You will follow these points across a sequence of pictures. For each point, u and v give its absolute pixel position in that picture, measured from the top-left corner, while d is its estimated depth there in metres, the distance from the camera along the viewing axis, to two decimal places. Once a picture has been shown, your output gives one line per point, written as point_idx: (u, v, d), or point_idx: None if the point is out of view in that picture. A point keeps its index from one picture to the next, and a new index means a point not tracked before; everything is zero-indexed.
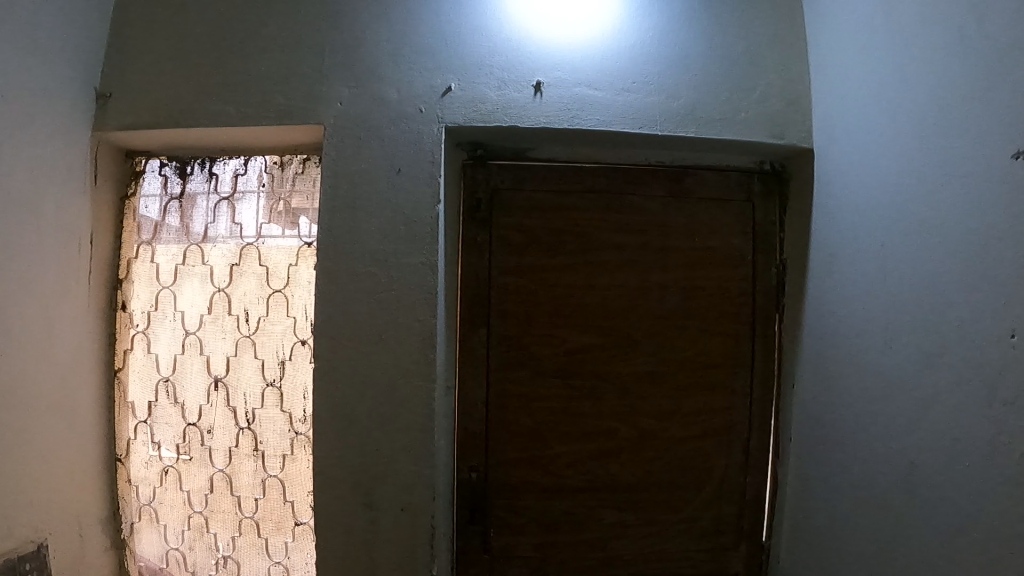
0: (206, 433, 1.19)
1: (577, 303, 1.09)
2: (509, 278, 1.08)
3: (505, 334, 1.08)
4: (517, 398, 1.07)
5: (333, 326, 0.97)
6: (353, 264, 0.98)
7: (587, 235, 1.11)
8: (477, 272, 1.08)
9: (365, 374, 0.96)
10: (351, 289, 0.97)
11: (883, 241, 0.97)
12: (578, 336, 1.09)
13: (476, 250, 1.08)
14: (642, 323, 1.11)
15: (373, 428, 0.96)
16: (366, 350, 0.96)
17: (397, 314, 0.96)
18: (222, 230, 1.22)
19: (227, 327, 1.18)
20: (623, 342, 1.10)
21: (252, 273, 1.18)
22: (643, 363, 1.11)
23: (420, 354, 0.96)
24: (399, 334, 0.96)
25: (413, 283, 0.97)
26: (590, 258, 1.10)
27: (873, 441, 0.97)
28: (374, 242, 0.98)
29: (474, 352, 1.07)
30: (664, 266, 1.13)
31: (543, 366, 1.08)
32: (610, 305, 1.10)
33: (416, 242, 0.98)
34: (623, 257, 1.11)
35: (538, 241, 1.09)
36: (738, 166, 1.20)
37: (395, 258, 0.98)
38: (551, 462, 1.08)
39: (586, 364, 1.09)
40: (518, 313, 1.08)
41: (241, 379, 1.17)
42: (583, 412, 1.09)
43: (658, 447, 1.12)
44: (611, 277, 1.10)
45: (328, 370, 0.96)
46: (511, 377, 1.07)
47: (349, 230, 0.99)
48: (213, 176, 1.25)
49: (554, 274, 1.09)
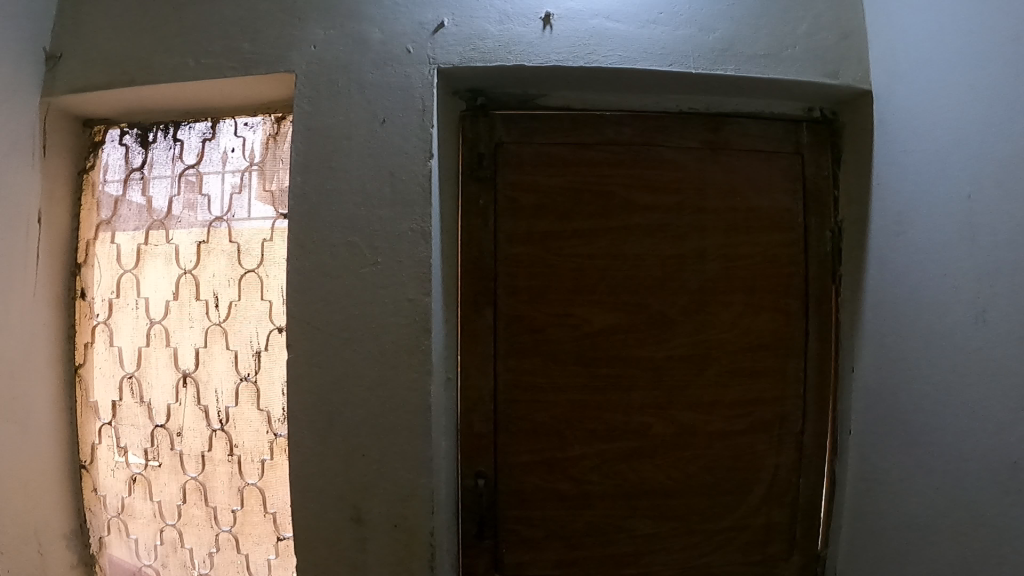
0: (176, 435, 1.03)
1: (599, 277, 0.89)
2: (517, 249, 0.89)
3: (513, 315, 0.89)
4: (529, 391, 0.89)
5: (310, 310, 0.80)
6: (332, 235, 0.81)
7: (611, 194, 0.91)
8: (479, 242, 0.89)
9: (349, 366, 0.79)
10: (328, 265, 0.80)
11: (971, 193, 0.82)
12: (602, 316, 0.89)
13: (476, 216, 0.89)
14: (679, 298, 0.92)
15: (360, 430, 0.79)
16: (349, 337, 0.79)
17: (384, 293, 0.79)
18: (187, 205, 1.06)
19: (195, 314, 1.02)
20: (656, 323, 0.91)
21: (221, 251, 1.02)
22: (681, 346, 0.92)
23: (414, 340, 0.79)
24: (389, 316, 0.79)
25: (403, 256, 0.79)
26: (615, 222, 0.90)
27: (966, 431, 0.82)
28: (356, 208, 0.81)
29: (479, 338, 0.88)
30: (702, 230, 0.93)
31: (560, 352, 0.89)
32: (640, 278, 0.90)
33: (405, 205, 0.80)
34: (654, 221, 0.91)
35: (551, 202, 0.90)
36: (785, 115, 1.02)
37: (382, 226, 0.80)
38: (571, 466, 0.90)
39: (612, 349, 0.90)
40: (529, 290, 0.89)
41: (212, 373, 1.01)
42: (608, 406, 0.90)
43: (698, 444, 0.94)
44: (641, 245, 0.91)
45: (305, 361, 0.80)
46: (521, 366, 0.89)
47: (327, 194, 0.81)
48: (177, 143, 1.09)
49: (570, 242, 0.89)
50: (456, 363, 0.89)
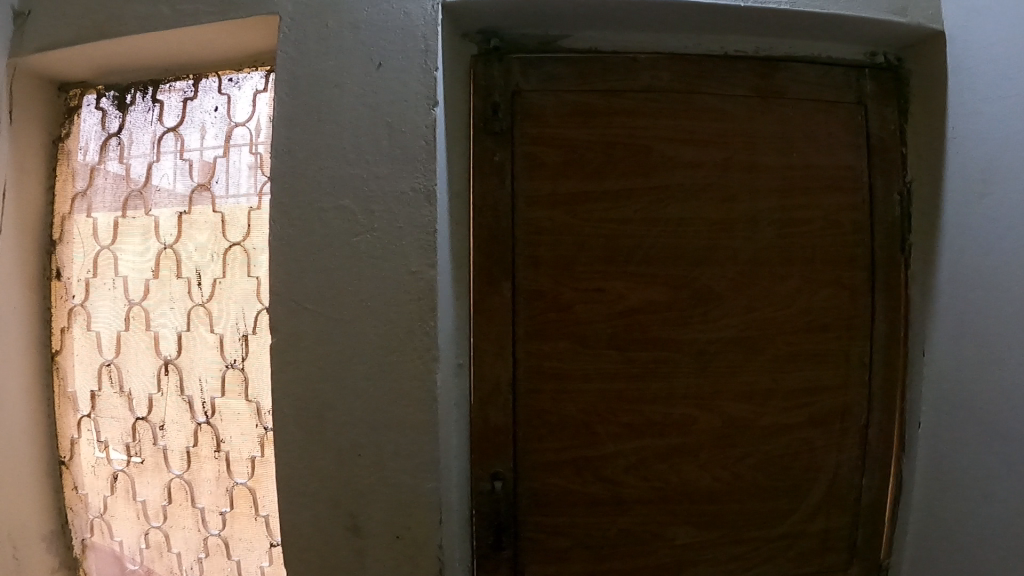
0: (158, 429, 0.91)
1: (636, 246, 0.75)
2: (540, 213, 0.74)
3: (536, 291, 0.74)
4: (555, 381, 0.75)
5: (296, 286, 0.68)
6: (321, 198, 0.67)
7: (647, 149, 0.77)
8: (494, 206, 0.74)
9: (342, 351, 0.67)
10: (317, 233, 0.67)
11: None
12: (641, 291, 0.75)
13: (490, 175, 0.74)
14: (727, 271, 0.78)
15: (357, 427, 0.67)
16: (342, 318, 0.67)
17: (382, 266, 0.66)
18: (166, 171, 0.91)
19: (176, 292, 0.88)
20: (703, 299, 0.77)
21: (204, 222, 0.87)
22: (730, 326, 0.79)
23: (416, 322, 0.66)
24: (388, 293, 0.66)
25: (403, 221, 0.66)
26: (654, 181, 0.76)
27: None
28: (348, 167, 0.67)
29: (496, 319, 0.74)
30: (754, 192, 0.80)
31: (591, 335, 0.75)
32: (683, 247, 0.77)
33: (406, 162, 0.67)
34: (698, 180, 0.78)
35: (579, 158, 0.75)
36: (845, 61, 0.88)
37: (378, 187, 0.67)
38: (604, 467, 0.76)
39: (652, 330, 0.76)
40: (554, 262, 0.74)
41: (195, 359, 0.87)
42: (646, 397, 0.76)
43: (746, 439, 0.81)
44: (682, 209, 0.77)
45: (292, 346, 0.68)
46: (545, 351, 0.74)
47: (315, 151, 0.68)
48: (157, 105, 0.95)
49: (600, 206, 0.75)
50: (469, 349, 0.74)
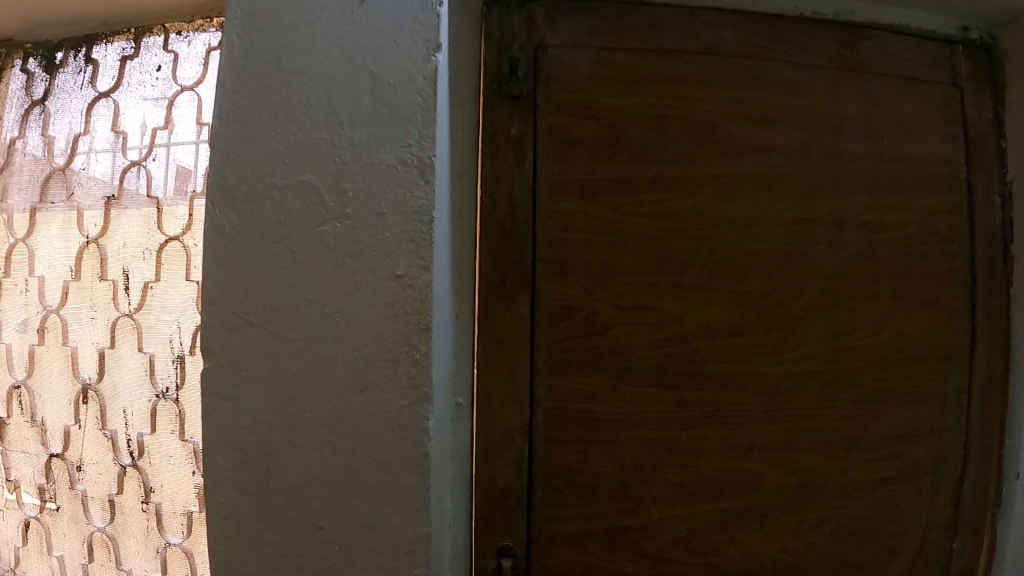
0: (76, 470, 0.73)
1: (698, 249, 0.56)
2: (570, 203, 0.54)
3: (564, 307, 0.54)
4: (587, 427, 0.55)
5: (239, 294, 0.49)
6: (277, 172, 0.49)
7: (708, 126, 0.58)
8: (510, 193, 0.54)
9: (297, 385, 0.48)
10: (268, 221, 0.49)
11: None
12: (701, 311, 0.56)
13: (505, 153, 0.54)
14: (808, 285, 0.61)
15: (315, 489, 0.48)
16: (299, 340, 0.47)
17: (356, 267, 0.47)
18: (95, 146, 0.73)
19: (98, 299, 0.70)
20: (777, 322, 0.60)
21: (135, 211, 0.69)
22: (810, 358, 0.62)
23: (400, 346, 0.46)
24: (361, 305, 0.46)
25: (386, 204, 0.47)
26: (719, 166, 0.57)
27: None
28: (315, 131, 0.49)
29: (506, 346, 0.53)
30: (839, 186, 0.63)
31: (636, 369, 0.55)
32: (755, 253, 0.58)
33: (394, 126, 0.48)
34: (772, 167, 0.60)
35: (622, 132, 0.56)
36: (934, 33, 0.69)
37: (355, 157, 0.48)
38: (649, 540, 0.57)
39: (713, 361, 0.57)
40: (587, 267, 0.54)
41: (118, 386, 0.69)
42: (702, 448, 0.58)
43: (826, 498, 0.63)
44: (753, 204, 0.58)
45: (231, 375, 0.49)
46: (574, 388, 0.54)
47: (271, 109, 0.50)
48: (89, 66, 0.76)
49: (653, 196, 0.55)
50: (471, 387, 0.54)
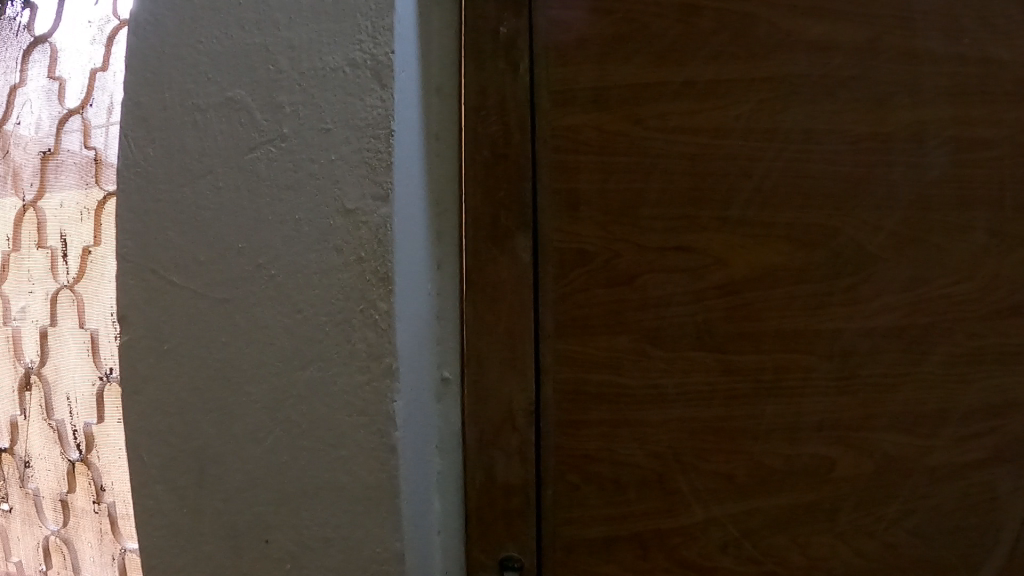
0: (26, 465, 0.63)
1: (746, 170, 0.43)
2: (579, 119, 0.42)
3: (578, 252, 0.42)
4: (609, 404, 0.43)
5: (158, 247, 0.38)
6: (198, 88, 0.38)
7: (749, 19, 0.44)
8: (502, 108, 0.42)
9: (230, 359, 0.37)
10: (189, 151, 0.38)
11: None
12: (753, 253, 0.43)
13: (494, 58, 0.42)
14: (886, 216, 0.46)
15: (261, 488, 0.37)
16: (230, 301, 0.37)
17: (296, 203, 0.36)
18: (32, 98, 0.62)
19: (36, 270, 0.59)
20: (847, 266, 0.45)
21: (71, 167, 0.59)
22: (886, 313, 0.46)
23: (354, 304, 0.35)
24: (302, 251, 0.35)
25: (332, 118, 0.36)
26: (769, 68, 0.44)
27: None
28: (244, 33, 0.38)
29: (503, 306, 0.42)
30: (926, 82, 0.47)
31: (672, 330, 0.43)
32: (822, 177, 0.45)
33: (342, 19, 0.37)
34: (829, 71, 0.45)
35: (642, 27, 0.43)
36: None
37: (292, 63, 0.37)
38: (692, 548, 0.45)
39: (769, 317, 0.44)
40: (604, 201, 0.42)
41: (61, 369, 0.58)
42: (758, 431, 0.45)
43: (908, 489, 0.48)
44: (813, 114, 0.44)
45: (153, 349, 0.39)
46: (588, 357, 0.42)
47: (190, 11, 0.38)
48: (26, 9, 0.64)
49: (687, 107, 0.43)
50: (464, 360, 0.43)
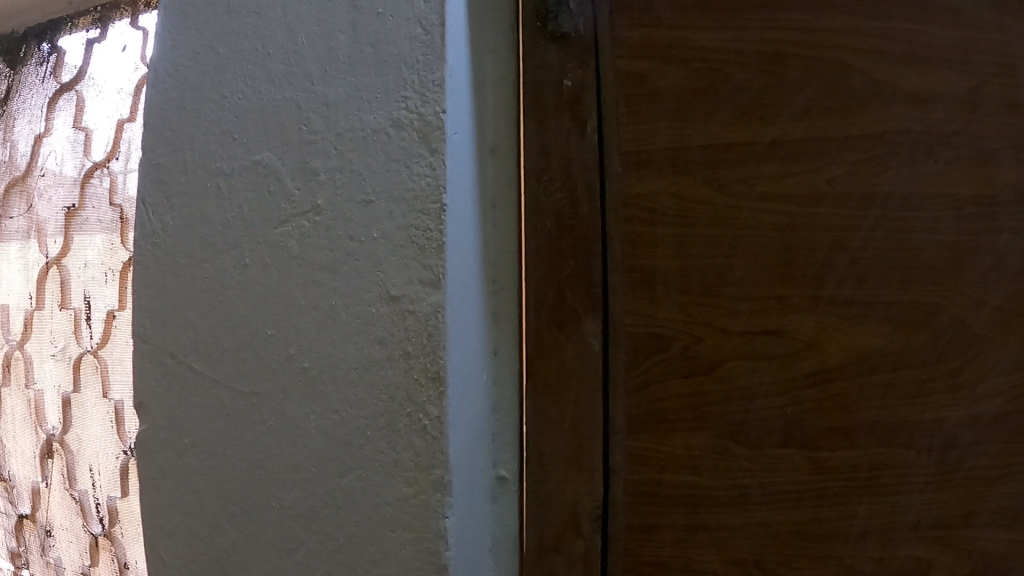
0: (47, 535, 0.58)
1: (842, 244, 0.38)
2: (654, 187, 0.38)
3: (652, 337, 0.38)
4: (688, 505, 0.38)
5: (181, 331, 0.34)
6: (225, 152, 0.34)
7: (839, 69, 0.39)
8: (567, 173, 0.38)
9: (258, 460, 0.33)
10: (215, 224, 0.34)
11: None
12: (847, 336, 0.38)
13: (558, 115, 0.38)
14: (994, 288, 0.40)
15: None
16: (258, 397, 0.32)
17: (334, 287, 0.31)
18: (57, 149, 0.59)
19: (59, 332, 0.56)
20: (951, 347, 0.40)
21: (98, 224, 0.56)
22: (993, 397, 0.40)
23: (399, 406, 0.30)
24: (339, 342, 0.31)
25: (373, 188, 0.31)
26: (861, 126, 0.39)
27: None
28: (274, 89, 0.34)
29: (569, 394, 0.38)
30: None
31: (759, 423, 0.38)
32: (922, 247, 0.39)
33: (384, 73, 0.32)
34: (930, 126, 0.39)
35: (723, 77, 0.38)
36: None
37: (327, 123, 0.32)
38: None
39: (866, 408, 0.39)
40: (683, 280, 0.38)
41: (84, 439, 0.55)
42: (849, 532, 0.39)
43: None
44: (914, 176, 0.39)
45: (172, 446, 0.34)
46: (666, 454, 0.38)
47: (213, 62, 0.35)
48: (54, 55, 0.62)
49: (774, 173, 0.38)
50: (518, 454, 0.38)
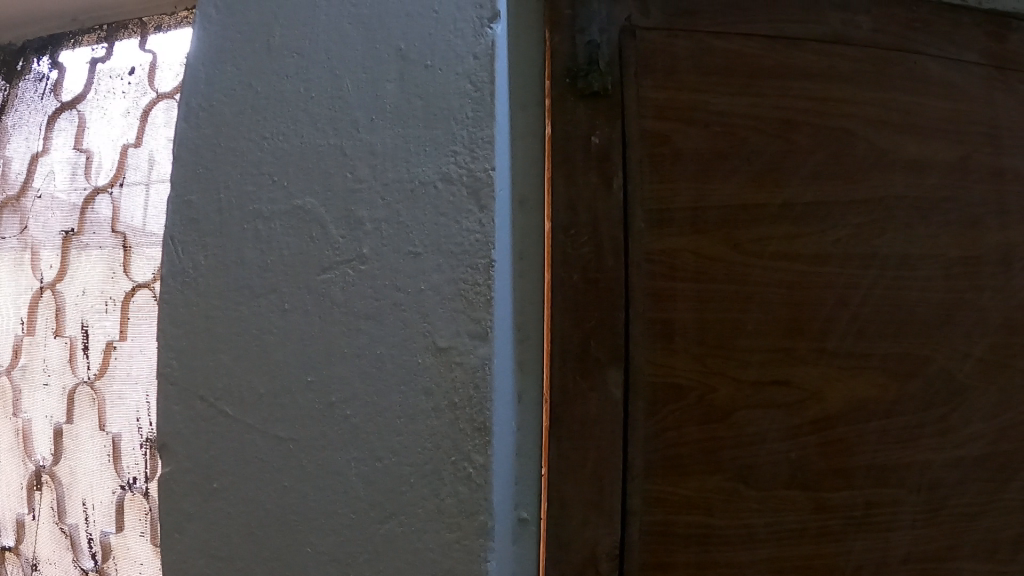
0: (30, 569, 0.56)
1: (844, 300, 0.41)
2: (675, 241, 0.40)
3: (671, 386, 0.39)
4: (699, 545, 0.39)
5: (213, 375, 0.34)
6: (264, 193, 0.35)
7: (842, 138, 0.42)
8: (594, 226, 0.39)
9: (293, 506, 0.33)
10: (253, 268, 0.34)
11: None
12: (848, 386, 0.41)
13: (586, 170, 0.39)
14: (975, 342, 0.43)
15: None
16: (295, 443, 0.33)
17: (382, 337, 0.32)
18: (56, 169, 0.58)
19: (52, 361, 0.55)
20: (939, 397, 0.43)
21: (98, 250, 0.54)
22: (975, 442, 0.43)
23: (445, 455, 0.31)
24: (384, 390, 0.32)
25: (421, 240, 0.32)
26: (862, 190, 0.42)
27: None
28: (317, 133, 0.34)
29: (590, 442, 0.38)
30: (1016, 203, 0.44)
31: (767, 466, 0.40)
32: (914, 303, 0.42)
33: (433, 128, 0.33)
34: (923, 192, 0.43)
35: (741, 138, 0.41)
36: None
37: (374, 172, 0.33)
38: None
39: (863, 453, 0.41)
40: (701, 331, 0.39)
41: (78, 471, 0.53)
42: (846, 569, 0.41)
43: None
44: (910, 238, 0.42)
45: (199, 489, 0.34)
46: (679, 499, 0.39)
47: (253, 102, 0.35)
48: (55, 71, 0.60)
49: (784, 231, 0.41)
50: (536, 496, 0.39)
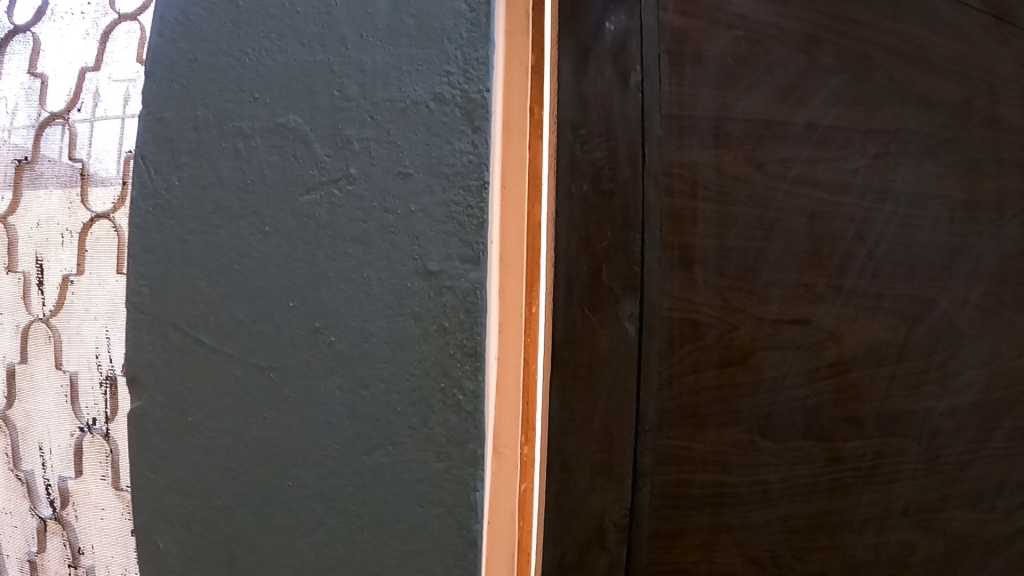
0: None
1: (860, 232, 0.40)
2: (699, 153, 0.37)
3: (691, 324, 0.36)
4: (716, 502, 0.38)
5: (186, 300, 0.32)
6: (243, 111, 0.32)
7: (856, 73, 0.41)
8: (608, 127, 0.35)
9: (274, 440, 0.31)
10: (235, 186, 0.32)
11: None
12: (862, 329, 0.40)
13: (600, 63, 0.36)
14: (972, 287, 0.43)
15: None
16: (276, 372, 0.31)
17: (373, 261, 0.30)
18: (6, 96, 0.53)
19: (4, 298, 0.51)
20: (942, 342, 0.42)
21: (55, 178, 0.50)
22: (968, 387, 0.43)
23: (434, 381, 0.30)
24: (371, 316, 0.30)
25: (411, 160, 0.30)
26: (880, 120, 0.41)
27: None
28: (302, 49, 0.32)
29: (599, 390, 0.35)
30: (1010, 153, 0.45)
31: (785, 418, 0.38)
32: (922, 245, 0.42)
33: (427, 46, 0.31)
34: (932, 132, 0.42)
35: (764, 52, 0.39)
36: None
37: (363, 90, 0.31)
38: None
39: (874, 399, 0.41)
40: (721, 255, 0.37)
41: (33, 415, 0.50)
42: (853, 521, 0.41)
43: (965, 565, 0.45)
44: (920, 176, 0.42)
45: (172, 422, 0.32)
46: (697, 453, 0.37)
47: (232, 17, 0.32)
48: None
49: (801, 159, 0.39)
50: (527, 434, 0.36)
